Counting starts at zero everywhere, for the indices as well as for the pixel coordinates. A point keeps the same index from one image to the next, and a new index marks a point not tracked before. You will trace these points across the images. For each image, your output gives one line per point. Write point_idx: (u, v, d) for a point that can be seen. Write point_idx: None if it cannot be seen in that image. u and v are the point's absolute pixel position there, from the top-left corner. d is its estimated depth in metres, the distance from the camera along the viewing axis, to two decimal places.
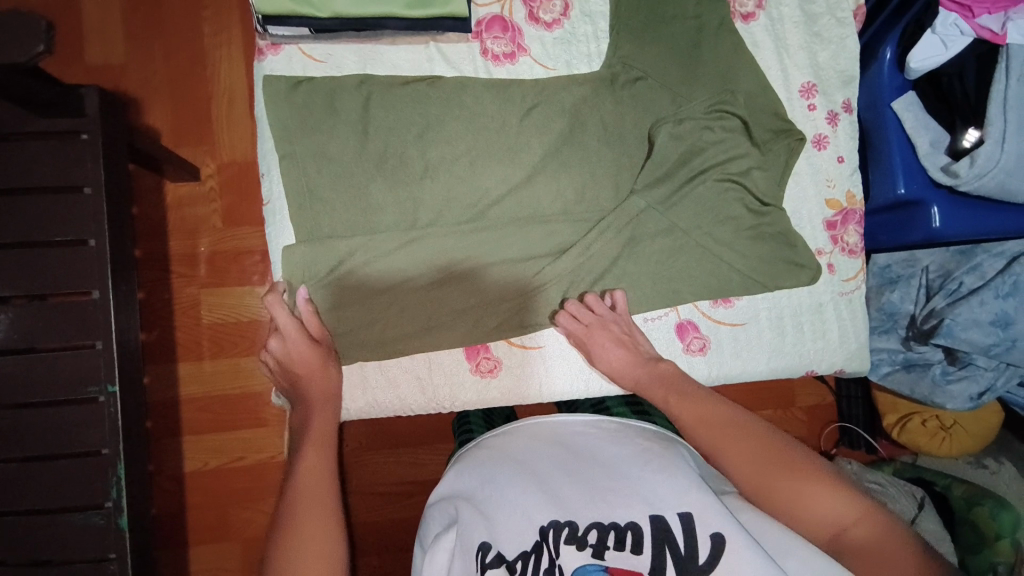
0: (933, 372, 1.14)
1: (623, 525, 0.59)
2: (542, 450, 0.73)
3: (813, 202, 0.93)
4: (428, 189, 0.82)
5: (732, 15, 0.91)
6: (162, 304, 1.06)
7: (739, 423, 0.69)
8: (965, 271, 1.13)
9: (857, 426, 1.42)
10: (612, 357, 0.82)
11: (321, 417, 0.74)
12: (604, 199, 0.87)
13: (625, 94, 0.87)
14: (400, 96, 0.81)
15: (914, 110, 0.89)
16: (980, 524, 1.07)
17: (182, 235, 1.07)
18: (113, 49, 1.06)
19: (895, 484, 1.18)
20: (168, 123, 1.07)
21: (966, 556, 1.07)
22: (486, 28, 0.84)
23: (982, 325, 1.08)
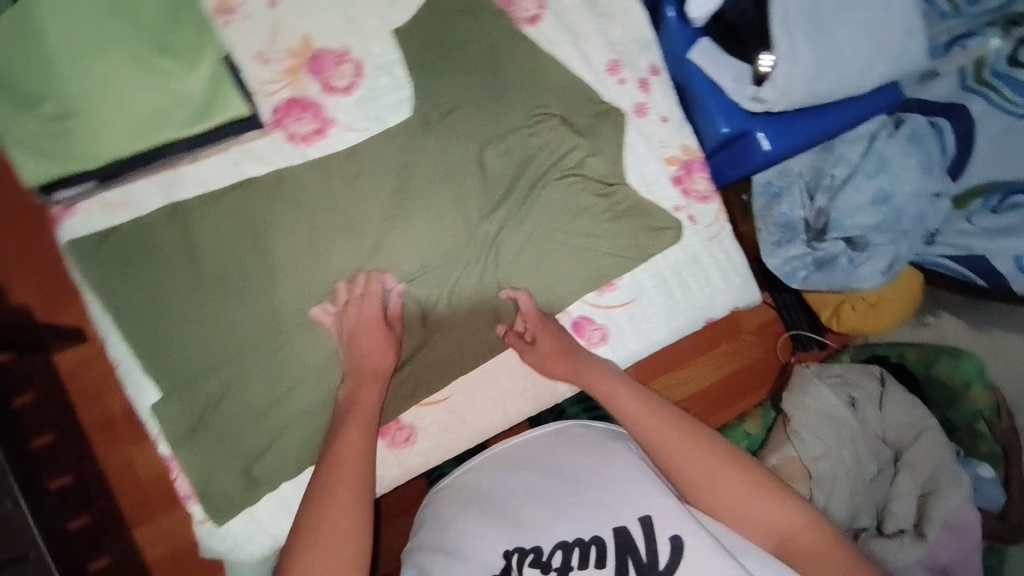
0: (840, 263, 1.19)
1: (587, 540, 0.61)
2: (507, 481, 0.70)
3: (654, 166, 0.97)
4: (278, 294, 0.80)
5: (519, 22, 0.93)
6: (92, 481, 0.99)
7: (683, 427, 0.69)
8: (834, 165, 1.19)
9: (805, 329, 1.45)
10: (548, 343, 0.83)
11: (370, 391, 0.76)
12: (461, 235, 0.88)
13: (443, 131, 0.88)
14: (215, 212, 0.79)
15: (709, 55, 0.94)
16: (944, 378, 1.13)
17: (89, 402, 1.00)
18: None
19: (852, 369, 1.17)
20: (32, 296, 0.98)
21: (948, 412, 1.14)
22: (284, 114, 0.82)
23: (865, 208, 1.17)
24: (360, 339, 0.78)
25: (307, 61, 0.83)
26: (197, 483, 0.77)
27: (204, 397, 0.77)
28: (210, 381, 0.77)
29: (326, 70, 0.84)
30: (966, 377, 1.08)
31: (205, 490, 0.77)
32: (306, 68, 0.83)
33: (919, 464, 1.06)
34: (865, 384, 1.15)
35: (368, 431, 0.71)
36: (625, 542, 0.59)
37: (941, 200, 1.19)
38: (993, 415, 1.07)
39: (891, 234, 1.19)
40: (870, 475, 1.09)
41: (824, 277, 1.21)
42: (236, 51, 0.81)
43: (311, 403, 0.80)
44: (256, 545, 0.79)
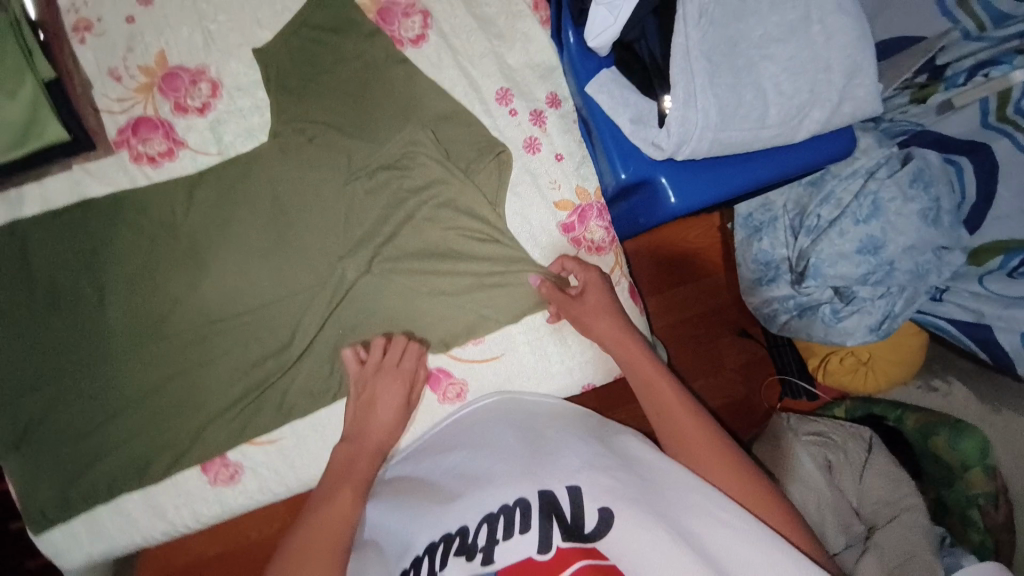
0: (822, 313, 1.09)
1: (511, 505, 0.59)
2: (443, 461, 0.72)
3: (540, 208, 0.87)
4: (111, 314, 0.79)
5: (400, 44, 0.85)
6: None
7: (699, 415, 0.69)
8: (819, 204, 1.08)
9: (794, 376, 1.29)
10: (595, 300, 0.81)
11: (368, 465, 0.73)
12: (317, 273, 0.83)
13: (302, 157, 0.82)
14: (53, 228, 0.78)
15: (608, 89, 0.81)
16: (941, 454, 1.01)
17: None
18: None
19: (837, 430, 1.08)
20: None
21: (942, 491, 1.02)
22: (132, 133, 0.80)
23: (848, 257, 1.04)
24: (372, 409, 0.77)
25: (160, 78, 0.81)
26: (20, 493, 0.77)
27: (29, 411, 0.77)
28: (34, 396, 0.77)
29: (181, 88, 0.81)
30: (963, 458, 0.97)
31: (24, 502, 0.77)
32: (158, 85, 0.80)
33: (891, 549, 0.93)
34: (850, 448, 1.06)
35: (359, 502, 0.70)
36: (549, 504, 0.58)
37: (949, 254, 1.02)
38: (989, 504, 0.94)
39: (885, 288, 1.05)
40: (835, 549, 0.96)
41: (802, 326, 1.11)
42: (89, 66, 0.79)
43: (132, 430, 0.79)
44: (70, 560, 0.79)
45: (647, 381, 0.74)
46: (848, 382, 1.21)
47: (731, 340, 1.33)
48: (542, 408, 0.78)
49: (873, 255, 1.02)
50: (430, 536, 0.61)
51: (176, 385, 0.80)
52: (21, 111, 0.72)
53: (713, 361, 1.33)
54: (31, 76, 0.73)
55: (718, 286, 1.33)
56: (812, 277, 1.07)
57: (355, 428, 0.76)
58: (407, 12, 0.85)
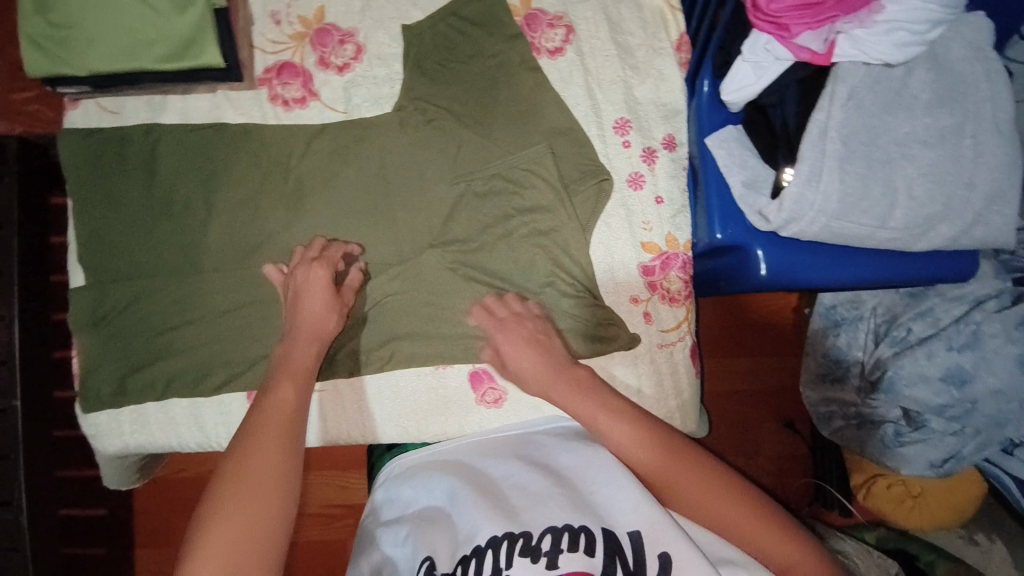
0: (884, 432, 1.05)
1: (576, 526, 0.59)
2: (493, 465, 0.72)
3: (625, 245, 0.86)
4: (210, 232, 0.85)
5: (537, 52, 0.87)
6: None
7: (659, 441, 0.65)
8: (913, 317, 1.03)
9: (831, 486, 1.22)
10: (519, 358, 0.76)
11: (306, 354, 0.75)
12: (400, 246, 0.86)
13: (418, 136, 0.86)
14: (184, 142, 0.84)
15: (727, 146, 0.80)
16: None
17: None
18: None
19: (865, 555, 1.02)
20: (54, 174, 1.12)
21: None
22: (275, 74, 0.85)
23: (930, 381, 0.99)
24: (304, 299, 0.77)
25: (314, 31, 0.86)
26: (83, 367, 0.83)
27: (117, 299, 0.83)
28: (122, 285, 0.84)
29: (328, 44, 0.86)
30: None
31: (82, 376, 0.83)
32: (310, 37, 0.86)
33: None
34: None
35: (301, 390, 0.71)
36: (612, 543, 0.58)
37: None
38: None
39: (958, 425, 1.01)
40: None
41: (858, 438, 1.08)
42: (257, 7, 0.86)
43: (194, 341, 0.84)
44: (110, 441, 0.85)
45: (601, 420, 0.68)
46: (888, 513, 1.14)
47: (777, 430, 1.27)
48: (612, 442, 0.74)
49: (958, 388, 0.98)
50: (494, 531, 0.61)
51: (244, 312, 0.85)
52: (184, 29, 0.74)
53: (751, 445, 1.27)
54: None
55: (780, 371, 1.28)
56: (885, 390, 1.03)
57: (290, 323, 0.77)
58: (553, 22, 0.87)
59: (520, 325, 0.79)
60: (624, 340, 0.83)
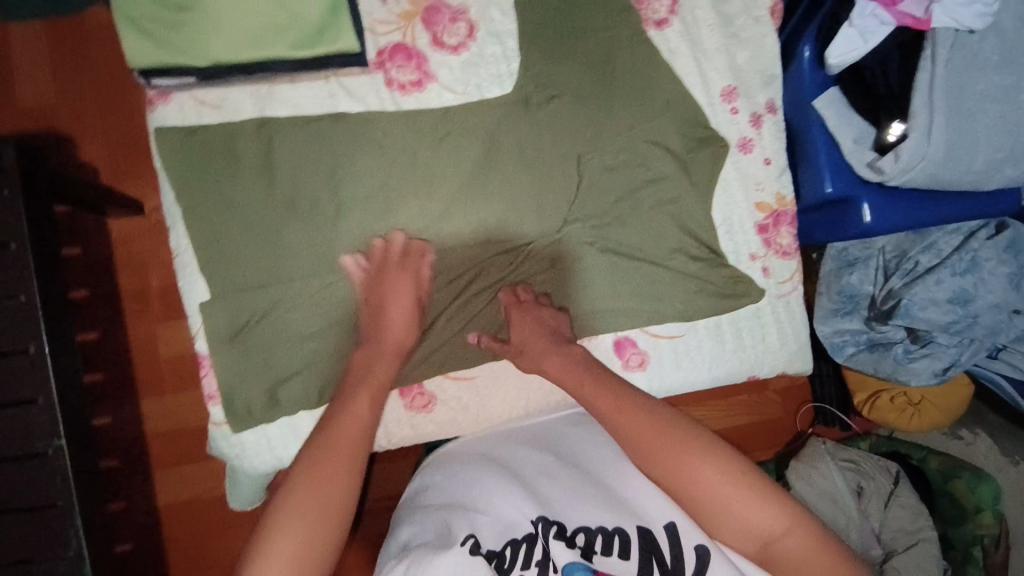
0: (895, 351, 1.17)
1: (610, 529, 0.63)
2: (520, 461, 0.76)
3: (742, 206, 0.92)
4: (343, 230, 0.80)
5: (645, 23, 0.89)
6: (115, 343, 1.08)
7: (674, 436, 0.62)
8: (921, 250, 1.13)
9: (831, 406, 1.39)
10: (523, 328, 0.80)
11: (387, 367, 0.72)
12: (529, 226, 0.86)
13: (541, 115, 0.85)
14: (303, 136, 0.78)
15: (835, 108, 0.88)
16: (959, 495, 1.09)
17: (132, 270, 1.09)
18: (43, 91, 1.04)
19: (870, 461, 1.18)
20: (103, 160, 1.06)
21: (949, 530, 1.11)
22: (388, 58, 0.81)
23: (939, 304, 1.09)
24: (383, 310, 0.75)
25: (424, 10, 0.82)
26: (224, 388, 0.77)
27: (257, 309, 0.78)
28: (261, 294, 0.77)
29: (440, 23, 0.83)
30: (979, 503, 1.05)
31: (227, 394, 0.77)
32: (421, 16, 0.82)
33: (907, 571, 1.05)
34: (879, 478, 1.17)
35: (376, 406, 0.68)
36: (647, 543, 0.61)
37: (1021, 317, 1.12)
38: (991, 545, 1.04)
39: (961, 337, 1.12)
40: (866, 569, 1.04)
41: (871, 360, 1.20)
42: None
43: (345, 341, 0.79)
44: (263, 460, 0.80)
45: (616, 414, 0.67)
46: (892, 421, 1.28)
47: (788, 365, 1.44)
48: None
49: (962, 306, 1.09)
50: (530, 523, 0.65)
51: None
52: (318, 10, 0.69)
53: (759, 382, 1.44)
54: None
55: None
56: (901, 316, 1.11)
57: (370, 332, 0.75)
58: None
59: (518, 311, 0.81)
60: (745, 293, 0.90)
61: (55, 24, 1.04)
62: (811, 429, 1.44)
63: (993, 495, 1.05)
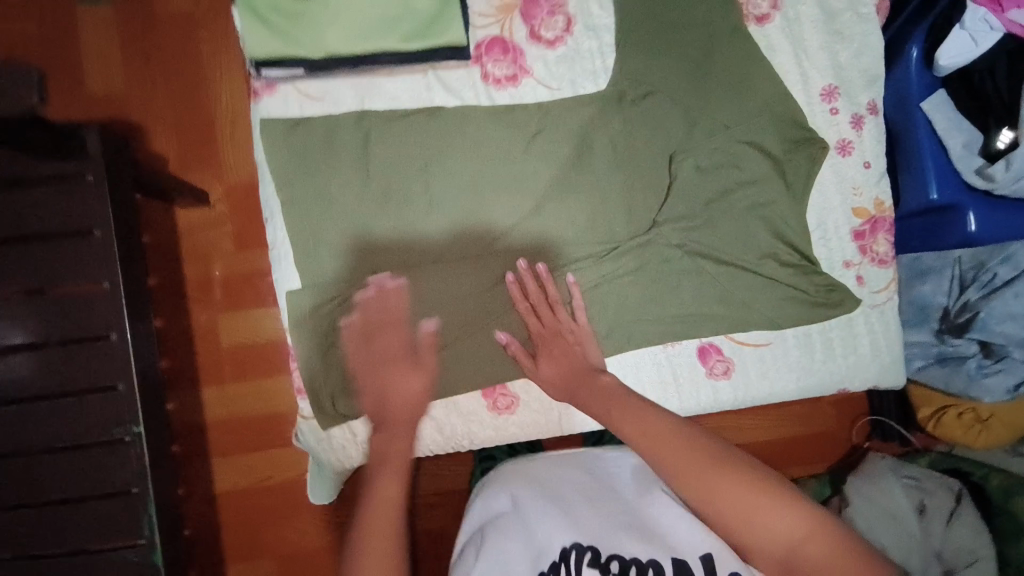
0: (968, 366, 0.90)
1: (643, 560, 0.60)
2: (557, 480, 0.73)
3: (838, 212, 0.88)
4: (432, 226, 0.79)
5: (745, 18, 0.86)
6: (178, 332, 1.06)
7: (681, 443, 0.57)
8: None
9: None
10: (553, 367, 0.72)
11: (404, 443, 0.63)
12: (618, 226, 0.84)
13: (634, 112, 0.83)
14: (400, 129, 0.78)
15: (943, 111, 0.84)
16: (1022, 514, 0.95)
17: (195, 261, 1.06)
18: (112, 80, 1.04)
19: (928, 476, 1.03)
20: (172, 149, 1.05)
21: (1008, 551, 0.95)
22: (486, 51, 0.80)
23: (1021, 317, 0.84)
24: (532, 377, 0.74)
25: (523, 3, 0.81)
26: (307, 381, 0.77)
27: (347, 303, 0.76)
28: (353, 287, 0.76)
29: (538, 16, 0.81)
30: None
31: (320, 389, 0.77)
32: (520, 9, 0.81)
33: None
34: (938, 494, 1.02)
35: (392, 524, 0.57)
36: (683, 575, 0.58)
37: None
38: None
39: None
40: None
41: (939, 376, 0.92)
42: None
43: (441, 332, 0.79)
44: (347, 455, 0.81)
45: (622, 420, 0.61)
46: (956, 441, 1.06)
47: None
48: None
49: None
50: (563, 546, 0.63)
51: (488, 293, 0.80)
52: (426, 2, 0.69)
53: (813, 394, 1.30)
54: None
55: None
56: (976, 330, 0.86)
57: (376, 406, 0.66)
58: None
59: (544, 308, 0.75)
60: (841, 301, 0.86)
61: (124, 17, 1.04)
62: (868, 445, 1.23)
63: None
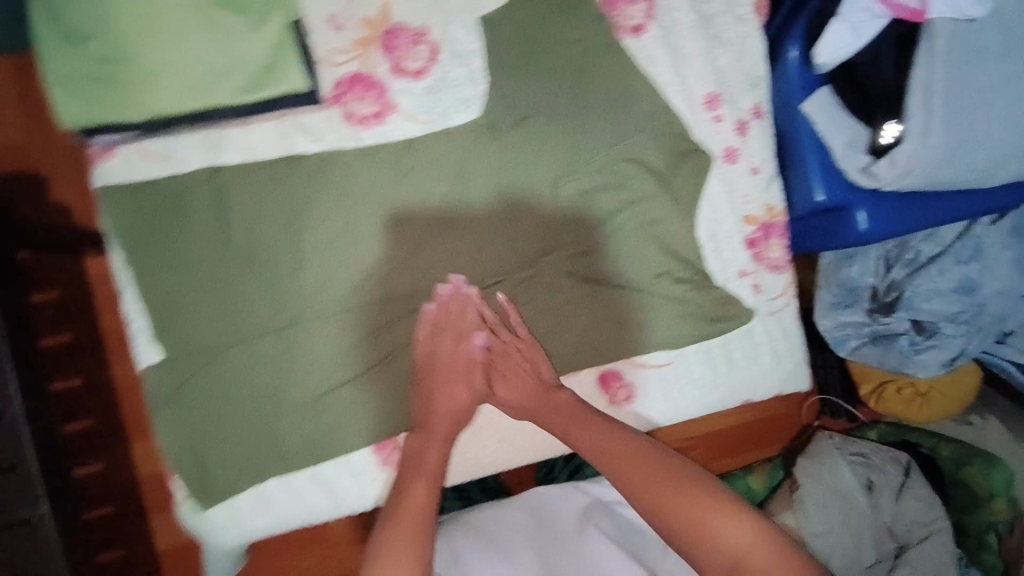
0: (900, 343, 1.13)
1: None
2: (516, 522, 0.92)
3: (728, 222, 0.88)
4: (303, 282, 0.76)
5: (619, 31, 0.82)
6: (76, 397, 0.99)
7: (645, 464, 0.64)
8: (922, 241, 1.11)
9: (837, 397, 1.30)
10: (456, 391, 0.75)
11: (436, 461, 0.70)
12: (503, 263, 0.81)
13: (511, 140, 0.80)
14: (255, 183, 0.73)
15: (826, 112, 0.82)
16: (971, 482, 1.13)
17: (112, 311, 1.00)
18: (9, 127, 0.93)
19: (880, 452, 1.16)
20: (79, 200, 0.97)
21: (962, 517, 1.15)
22: (346, 90, 0.75)
23: (945, 294, 1.09)
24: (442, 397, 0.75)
25: (382, 34, 0.76)
26: (184, 456, 0.76)
27: (213, 373, 0.75)
28: (218, 358, 0.75)
29: (400, 48, 0.76)
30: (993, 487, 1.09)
31: (204, 460, 0.77)
32: (380, 41, 0.76)
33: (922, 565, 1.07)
34: (888, 468, 1.14)
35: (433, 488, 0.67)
36: None
37: None
38: (1005, 531, 1.10)
39: (968, 326, 1.11)
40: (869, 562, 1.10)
41: (875, 353, 1.16)
42: (310, 9, 0.73)
43: (315, 392, 0.78)
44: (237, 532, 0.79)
45: (590, 442, 0.69)
46: (901, 413, 1.24)
47: None
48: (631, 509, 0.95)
49: (969, 295, 1.09)
50: None
51: (376, 343, 0.78)
52: (262, 49, 0.64)
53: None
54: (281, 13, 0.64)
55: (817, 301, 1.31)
56: (905, 308, 1.12)
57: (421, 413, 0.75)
58: None
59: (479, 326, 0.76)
60: (732, 317, 0.87)
61: (20, 53, 0.92)
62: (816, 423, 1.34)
63: (1007, 482, 1.09)
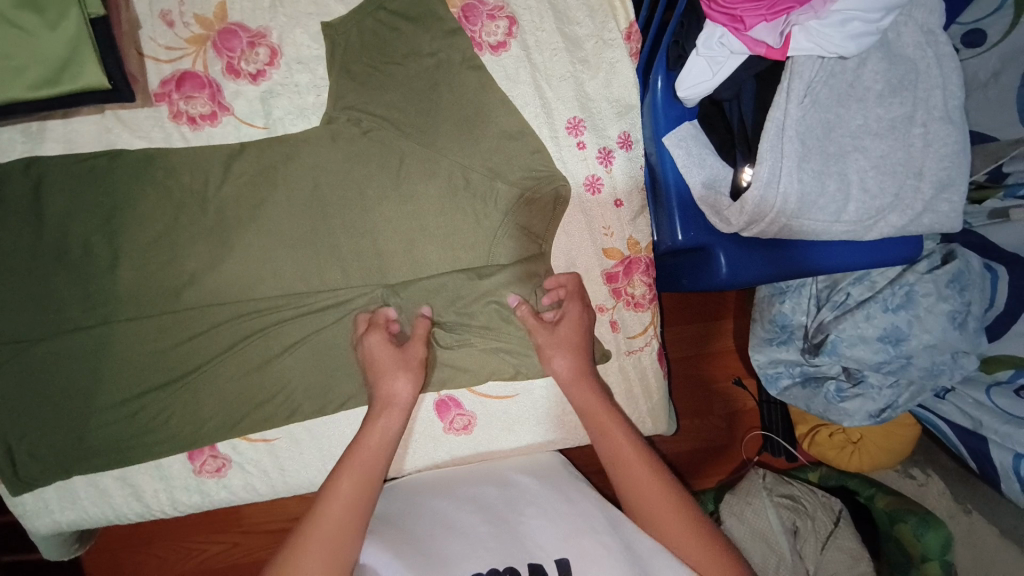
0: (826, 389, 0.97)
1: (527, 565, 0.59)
2: (421, 499, 0.71)
3: (587, 251, 0.83)
4: (120, 279, 0.73)
5: (477, 47, 0.80)
6: None
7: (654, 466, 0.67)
8: (852, 281, 0.95)
9: (778, 436, 1.14)
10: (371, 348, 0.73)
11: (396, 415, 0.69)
12: (335, 279, 0.78)
13: (352, 151, 0.77)
14: (72, 174, 0.72)
15: (685, 146, 0.78)
16: (904, 541, 0.96)
17: None
18: None
19: (810, 496, 1.02)
20: None
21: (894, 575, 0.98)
22: (176, 87, 0.74)
23: (870, 342, 0.91)
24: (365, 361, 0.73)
25: (217, 33, 0.75)
26: None
27: (16, 366, 0.72)
28: (24, 351, 0.72)
29: (236, 49, 0.75)
30: (924, 552, 0.92)
31: (4, 457, 0.72)
32: (214, 41, 0.74)
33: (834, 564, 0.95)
34: (817, 517, 1.01)
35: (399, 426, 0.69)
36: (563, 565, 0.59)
37: (966, 357, 0.91)
38: None
39: (896, 378, 0.94)
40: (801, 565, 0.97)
41: (803, 397, 1.00)
42: (141, 4, 0.73)
43: (126, 394, 0.74)
44: (46, 521, 0.77)
45: (610, 444, 0.69)
46: (832, 459, 1.09)
47: (728, 385, 1.18)
48: (549, 462, 0.81)
49: (895, 347, 0.90)
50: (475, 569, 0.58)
51: (202, 349, 0.76)
52: (59, 46, 0.65)
53: (704, 401, 1.18)
54: (76, 9, 0.65)
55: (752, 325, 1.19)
56: (827, 354, 0.94)
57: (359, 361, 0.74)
58: (492, 13, 0.80)
59: (583, 305, 0.78)
60: (600, 356, 0.80)
61: None
62: (755, 458, 1.18)
63: (942, 544, 0.91)
